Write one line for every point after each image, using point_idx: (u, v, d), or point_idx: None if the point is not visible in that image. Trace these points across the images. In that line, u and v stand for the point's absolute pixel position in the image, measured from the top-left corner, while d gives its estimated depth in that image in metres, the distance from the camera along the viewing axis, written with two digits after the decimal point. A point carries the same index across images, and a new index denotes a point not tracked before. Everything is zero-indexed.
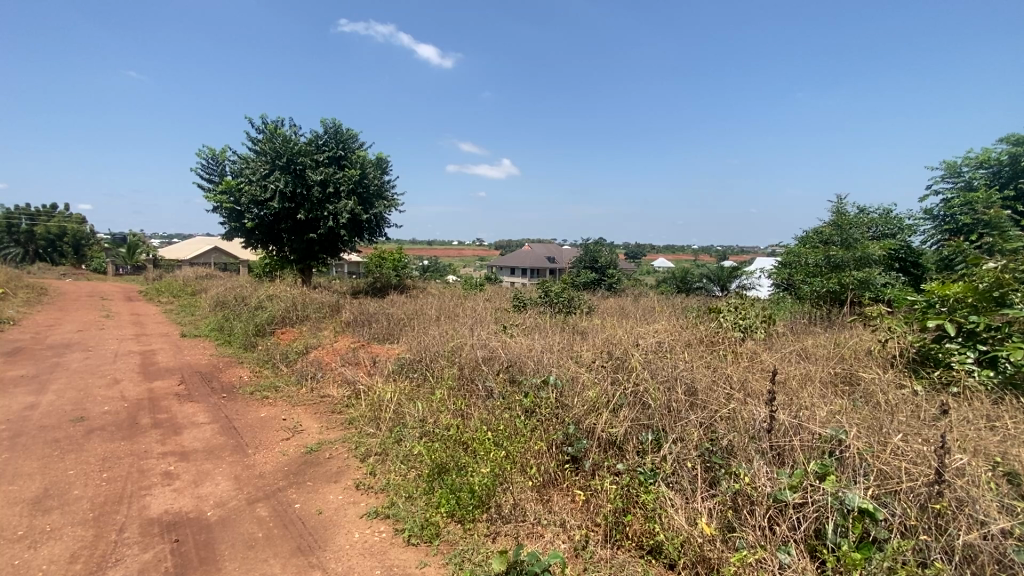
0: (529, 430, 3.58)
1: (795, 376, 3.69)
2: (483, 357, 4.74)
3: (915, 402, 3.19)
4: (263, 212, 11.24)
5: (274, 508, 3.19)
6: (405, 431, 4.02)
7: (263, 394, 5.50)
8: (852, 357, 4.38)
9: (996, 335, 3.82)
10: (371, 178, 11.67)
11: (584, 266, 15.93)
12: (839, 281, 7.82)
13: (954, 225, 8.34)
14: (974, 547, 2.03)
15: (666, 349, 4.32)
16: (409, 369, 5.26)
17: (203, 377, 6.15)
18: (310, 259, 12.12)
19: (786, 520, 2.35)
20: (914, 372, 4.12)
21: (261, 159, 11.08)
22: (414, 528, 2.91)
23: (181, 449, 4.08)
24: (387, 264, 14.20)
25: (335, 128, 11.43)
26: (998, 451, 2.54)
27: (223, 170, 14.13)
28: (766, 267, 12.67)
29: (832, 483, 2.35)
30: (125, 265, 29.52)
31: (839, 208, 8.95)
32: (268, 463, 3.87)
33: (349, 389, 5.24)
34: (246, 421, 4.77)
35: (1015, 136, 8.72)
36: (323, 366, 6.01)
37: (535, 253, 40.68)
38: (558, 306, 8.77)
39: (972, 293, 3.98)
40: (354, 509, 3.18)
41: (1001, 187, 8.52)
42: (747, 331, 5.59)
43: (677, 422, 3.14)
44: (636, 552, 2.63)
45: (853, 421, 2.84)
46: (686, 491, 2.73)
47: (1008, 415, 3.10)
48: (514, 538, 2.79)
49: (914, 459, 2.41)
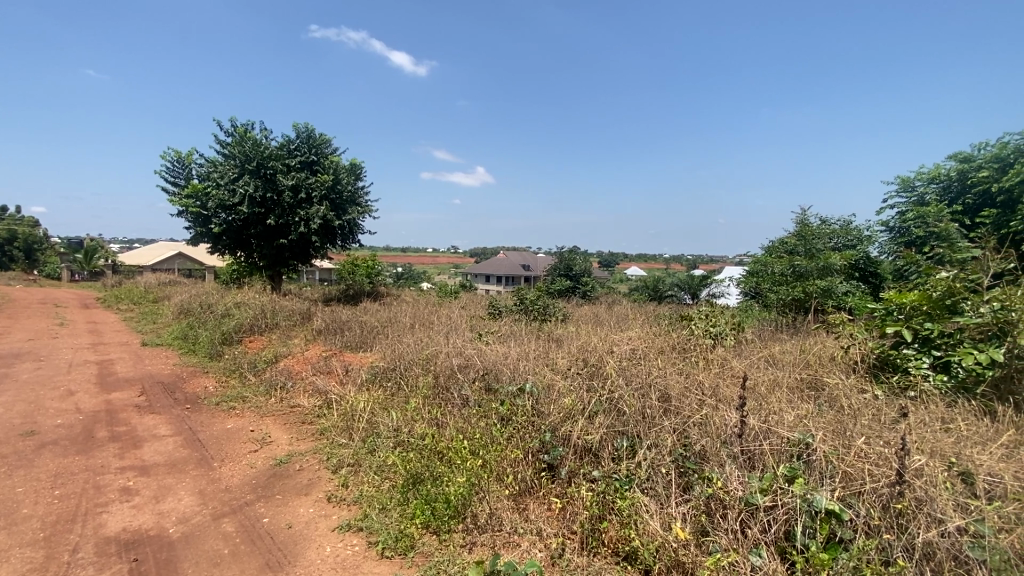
0: (505, 438, 3.57)
1: (764, 382, 3.79)
2: (458, 365, 4.70)
3: (876, 406, 3.31)
4: (231, 217, 10.93)
5: (241, 524, 3.07)
6: (378, 441, 3.95)
7: (230, 405, 5.31)
8: (816, 363, 4.53)
9: (950, 341, 4.03)
10: (344, 183, 11.48)
11: (559, 274, 16.08)
12: (803, 290, 8.13)
13: (908, 237, 8.71)
14: (932, 545, 2.12)
15: (640, 357, 4.38)
16: (383, 378, 5.17)
17: (165, 388, 5.89)
18: (279, 266, 11.84)
19: (758, 523, 2.41)
20: (874, 378, 4.30)
21: (230, 163, 10.82)
22: (388, 540, 2.85)
23: (141, 463, 3.89)
24: (361, 272, 14.29)
25: (307, 133, 11.24)
26: (953, 452, 2.66)
27: (188, 173, 13.73)
28: (734, 275, 12.98)
29: (800, 486, 2.42)
30: (81, 272, 28.21)
31: (803, 219, 9.27)
32: (235, 476, 3.73)
33: (320, 399, 5.10)
34: (211, 433, 4.59)
35: (962, 153, 9.19)
36: (292, 375, 5.84)
37: (510, 260, 40.75)
38: (533, 314, 8.85)
39: (926, 302, 4.20)
40: (325, 522, 3.10)
41: (951, 201, 8.96)
42: (717, 338, 5.72)
43: (651, 428, 3.19)
44: (612, 559, 2.64)
45: (819, 425, 2.93)
46: (660, 496, 2.76)
47: (961, 417, 3.25)
48: (490, 547, 2.76)
49: (876, 461, 2.51)
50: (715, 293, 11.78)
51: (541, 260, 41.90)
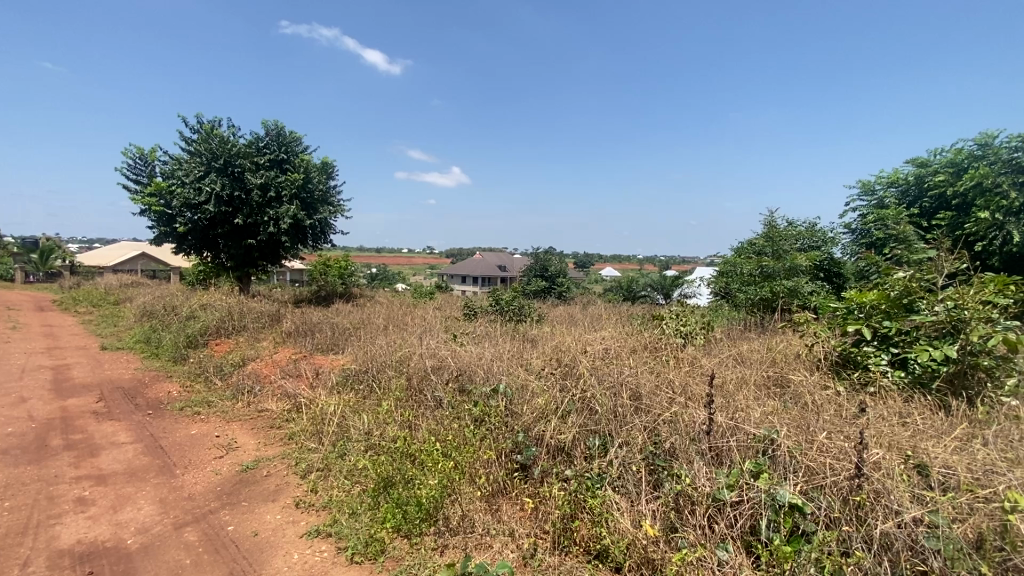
0: (478, 439, 3.55)
1: (732, 380, 3.87)
2: (432, 367, 4.66)
3: (838, 402, 3.43)
4: (197, 216, 10.61)
5: (204, 532, 2.98)
6: (349, 445, 3.87)
7: (194, 410, 5.14)
8: (782, 361, 4.67)
9: (907, 338, 4.20)
10: (315, 182, 11.25)
11: (534, 274, 16.13)
12: (771, 290, 8.37)
13: (870, 239, 9.04)
14: (890, 535, 2.19)
15: (612, 356, 4.42)
16: (354, 381, 5.09)
17: (125, 394, 5.67)
18: (248, 267, 11.53)
19: (724, 518, 2.45)
20: (837, 374, 4.45)
21: (196, 161, 10.49)
22: (358, 545, 2.80)
23: (98, 472, 3.73)
24: (333, 272, 14.05)
25: (277, 131, 10.99)
26: (910, 445, 2.76)
27: (152, 170, 13.28)
28: (706, 275, 13.25)
29: (765, 482, 2.47)
30: (36, 273, 26.89)
31: (770, 221, 9.53)
32: (199, 483, 3.61)
33: (289, 403, 4.99)
34: (174, 439, 4.44)
35: (919, 158, 9.57)
36: (260, 379, 5.69)
37: (486, 261, 40.67)
38: (508, 315, 8.85)
39: (885, 301, 4.37)
40: (293, 528, 3.02)
41: (909, 204, 9.33)
42: (688, 337, 5.83)
43: (623, 427, 3.22)
44: (583, 557, 2.65)
45: (784, 421, 3.01)
46: (631, 493, 2.79)
47: (917, 411, 3.39)
48: (462, 549, 2.74)
49: (837, 455, 2.59)
50: (687, 293, 12.01)
51: (517, 261, 41.90)
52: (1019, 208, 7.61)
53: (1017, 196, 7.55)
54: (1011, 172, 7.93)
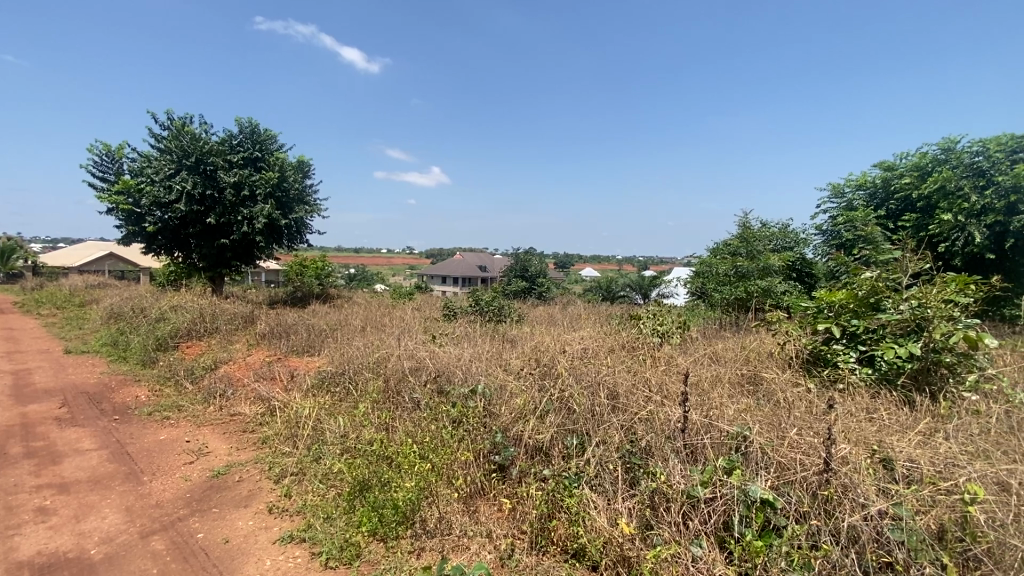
0: (456, 440, 3.53)
1: (706, 378, 3.94)
2: (410, 368, 4.63)
3: (809, 399, 3.51)
4: (167, 215, 10.32)
5: (172, 541, 2.89)
6: (324, 449, 3.81)
7: (163, 414, 5.00)
8: (755, 359, 4.77)
9: (874, 336, 4.33)
10: (290, 181, 11.04)
11: (514, 275, 16.14)
12: (745, 289, 8.55)
13: (839, 240, 9.30)
14: (856, 528, 2.25)
15: (590, 356, 4.45)
16: (330, 383, 5.01)
17: (90, 399, 5.47)
18: (221, 267, 11.26)
19: (698, 515, 2.49)
20: (807, 371, 4.56)
21: (166, 158, 10.21)
22: (332, 549, 2.76)
23: (60, 481, 3.59)
24: (310, 273, 13.81)
25: (251, 128, 10.78)
26: (876, 440, 2.85)
27: (119, 168, 12.87)
28: (683, 276, 13.44)
29: (738, 478, 2.52)
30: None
31: (745, 223, 9.72)
32: (167, 490, 3.51)
33: (263, 406, 4.89)
34: (141, 445, 4.30)
35: (886, 162, 9.87)
36: (233, 382, 5.55)
37: (467, 262, 40.55)
38: (488, 315, 8.83)
39: (853, 300, 4.49)
40: (265, 534, 2.96)
41: (876, 207, 9.61)
42: (664, 336, 5.91)
43: (600, 426, 3.25)
44: (560, 556, 2.65)
45: (756, 419, 3.07)
46: (608, 492, 2.81)
47: (884, 407, 3.50)
48: (439, 552, 2.71)
49: (807, 450, 2.66)
50: (664, 293, 12.17)
51: (498, 262, 41.83)
52: (979, 210, 7.89)
53: (978, 199, 7.83)
54: (972, 175, 8.21)
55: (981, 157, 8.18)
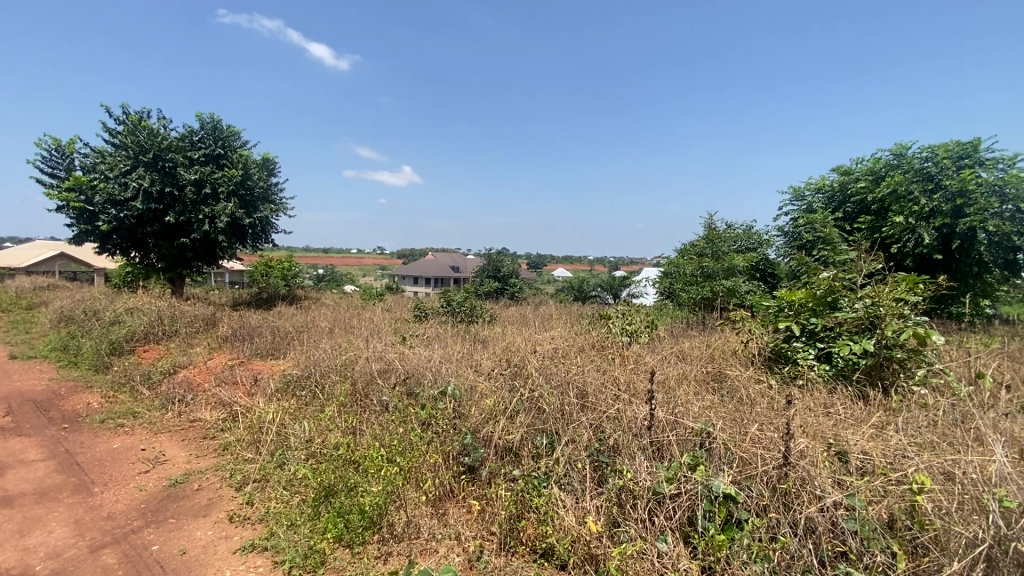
0: (425, 442, 3.49)
1: (673, 376, 4.02)
2: (378, 371, 4.56)
3: (769, 395, 3.63)
4: (122, 213, 9.88)
5: (125, 554, 2.76)
6: (288, 454, 3.71)
7: (117, 422, 4.77)
8: (720, 357, 4.89)
9: (831, 333, 4.50)
10: (255, 179, 10.73)
11: (487, 275, 16.12)
12: (711, 289, 8.78)
13: (800, 241, 9.64)
14: (813, 519, 2.33)
15: (560, 356, 4.48)
16: (296, 387, 4.89)
17: (37, 407, 5.19)
18: (181, 267, 10.83)
19: (664, 511, 2.53)
20: (769, 368, 4.71)
21: (121, 154, 9.78)
22: (296, 557, 2.69)
23: (1, 494, 3.38)
24: (276, 273, 13.45)
25: (213, 124, 10.44)
26: (832, 433, 2.96)
27: (70, 163, 12.26)
28: (652, 275, 13.67)
29: (702, 474, 2.57)
30: None
31: (711, 224, 9.97)
32: (120, 501, 3.35)
33: (224, 412, 4.73)
34: (93, 455, 4.10)
35: (843, 166, 10.28)
36: (193, 387, 5.35)
37: (439, 262, 40.30)
38: (459, 316, 8.78)
39: (812, 299, 4.65)
40: (225, 544, 2.86)
41: (834, 209, 10.01)
42: (633, 335, 6.01)
43: (569, 425, 3.28)
44: (529, 556, 2.65)
45: (720, 415, 3.15)
46: (577, 491, 2.83)
47: (839, 402, 3.64)
48: (407, 556, 2.68)
49: (767, 445, 2.74)
50: (634, 293, 12.37)
51: (471, 262, 41.69)
52: (928, 213, 8.32)
53: (926, 202, 8.26)
54: (921, 180, 8.64)
55: (930, 163, 8.61)
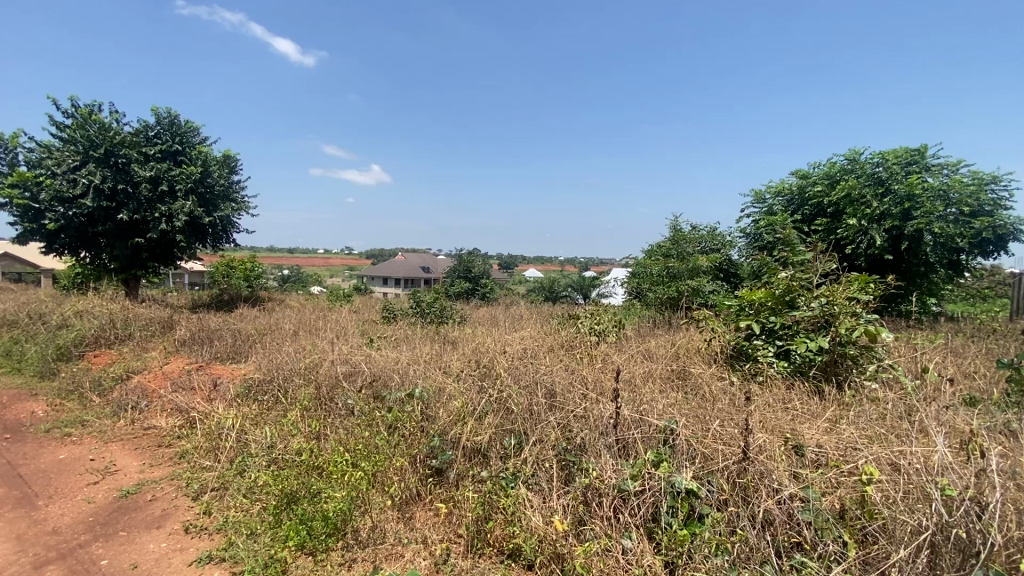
0: (391, 446, 3.45)
1: (639, 374, 4.09)
2: (344, 374, 4.47)
3: (730, 392, 3.74)
4: (71, 211, 9.39)
5: (70, 571, 2.62)
6: (249, 461, 3.60)
7: (64, 431, 4.53)
8: (685, 355, 5.00)
9: (789, 331, 4.66)
10: (215, 177, 10.38)
11: (457, 275, 16.03)
12: (677, 289, 8.98)
13: (761, 242, 9.96)
14: (771, 512, 2.40)
15: (528, 356, 4.50)
16: (257, 391, 4.74)
17: None
18: (135, 268, 10.36)
19: (628, 508, 2.57)
20: (731, 366, 4.85)
21: (69, 149, 9.29)
22: (256, 567, 2.61)
23: None
24: (238, 274, 13.03)
25: (169, 119, 10.04)
26: (789, 428, 3.07)
27: (14, 158, 11.56)
28: (620, 275, 13.88)
29: (665, 470, 2.63)
30: None
31: (676, 225, 10.18)
32: (66, 515, 3.18)
33: (181, 418, 4.55)
34: (37, 466, 3.88)
35: (801, 170, 10.68)
36: (148, 393, 5.13)
37: (410, 262, 39.87)
38: (429, 317, 8.69)
39: (771, 298, 4.81)
40: (180, 556, 2.75)
41: (793, 212, 10.38)
42: (601, 335, 6.08)
43: (537, 425, 3.29)
44: (496, 558, 2.65)
45: (683, 412, 3.22)
46: (544, 490, 2.85)
47: (796, 397, 3.78)
48: (372, 561, 2.63)
49: (727, 441, 2.82)
50: (603, 293, 12.54)
51: (442, 262, 41.41)
52: (879, 216, 8.73)
53: (877, 205, 8.66)
54: (873, 184, 9.05)
55: (880, 168, 9.03)
